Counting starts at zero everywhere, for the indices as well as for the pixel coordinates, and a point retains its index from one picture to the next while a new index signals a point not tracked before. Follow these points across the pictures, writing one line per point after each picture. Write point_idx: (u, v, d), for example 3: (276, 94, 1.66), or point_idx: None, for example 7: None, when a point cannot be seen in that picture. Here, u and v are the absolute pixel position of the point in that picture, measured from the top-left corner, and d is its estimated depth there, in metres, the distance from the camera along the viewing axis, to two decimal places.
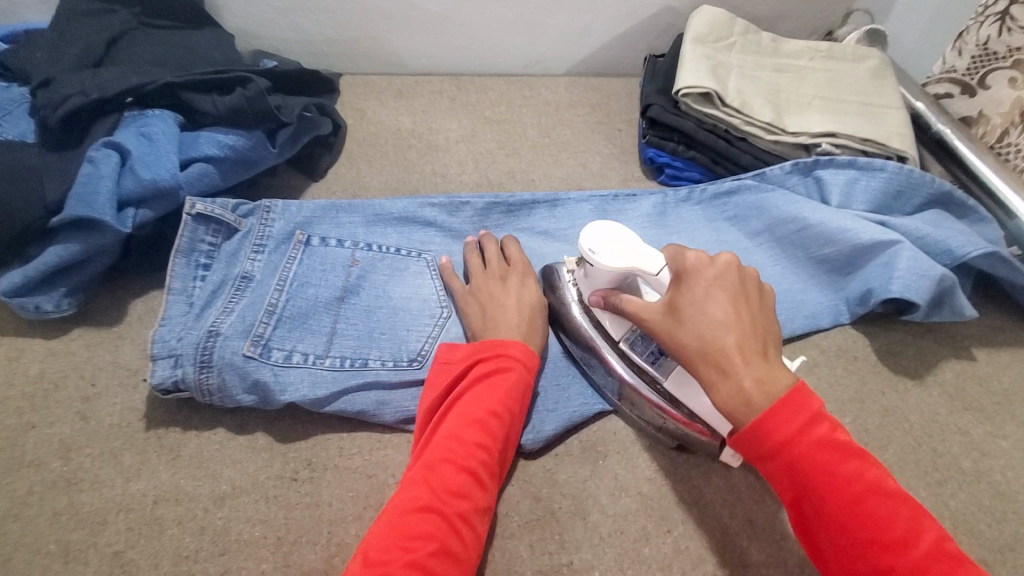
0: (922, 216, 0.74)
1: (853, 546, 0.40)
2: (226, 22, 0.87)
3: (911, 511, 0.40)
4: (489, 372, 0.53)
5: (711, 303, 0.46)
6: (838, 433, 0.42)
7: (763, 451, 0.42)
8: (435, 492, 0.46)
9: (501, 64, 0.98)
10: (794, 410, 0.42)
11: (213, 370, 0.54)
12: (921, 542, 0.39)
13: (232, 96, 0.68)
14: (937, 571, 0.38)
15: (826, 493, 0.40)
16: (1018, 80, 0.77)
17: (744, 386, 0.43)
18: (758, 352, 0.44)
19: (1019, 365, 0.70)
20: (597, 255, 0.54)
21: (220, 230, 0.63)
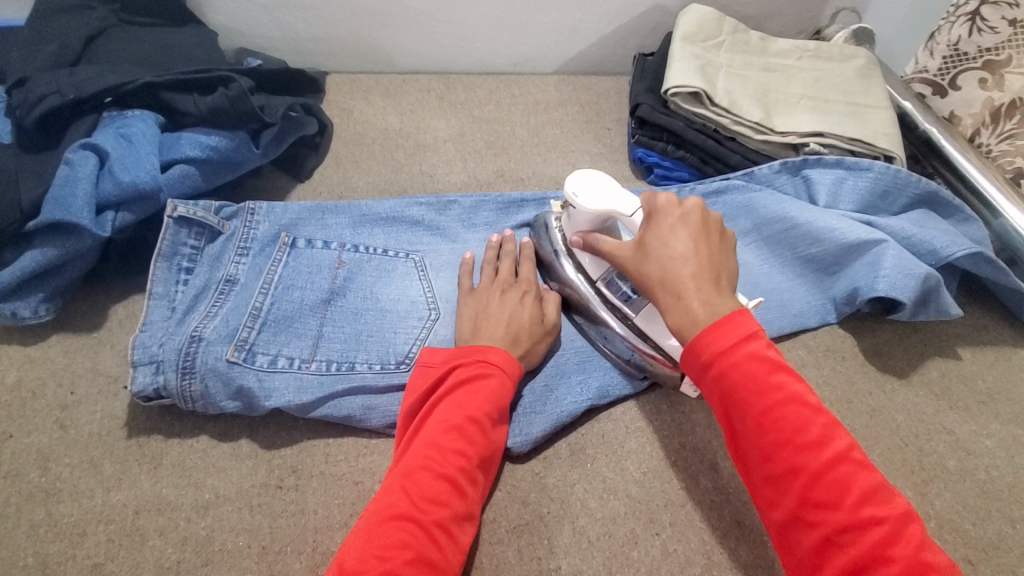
0: (908, 216, 0.74)
1: (771, 448, 0.42)
2: (209, 19, 0.86)
3: (826, 421, 0.43)
4: (469, 379, 0.52)
5: (673, 237, 0.51)
6: (769, 351, 0.44)
7: (701, 360, 0.45)
8: (413, 500, 0.45)
9: (490, 61, 0.97)
10: (732, 326, 0.45)
11: (196, 377, 0.53)
12: (832, 446, 0.41)
13: (214, 96, 0.67)
14: (841, 472, 0.40)
15: (753, 399, 0.43)
16: (987, 81, 0.80)
17: (692, 306, 0.47)
18: (710, 282, 0.48)
19: (1003, 364, 0.70)
20: (579, 198, 0.59)
21: (202, 233, 0.62)
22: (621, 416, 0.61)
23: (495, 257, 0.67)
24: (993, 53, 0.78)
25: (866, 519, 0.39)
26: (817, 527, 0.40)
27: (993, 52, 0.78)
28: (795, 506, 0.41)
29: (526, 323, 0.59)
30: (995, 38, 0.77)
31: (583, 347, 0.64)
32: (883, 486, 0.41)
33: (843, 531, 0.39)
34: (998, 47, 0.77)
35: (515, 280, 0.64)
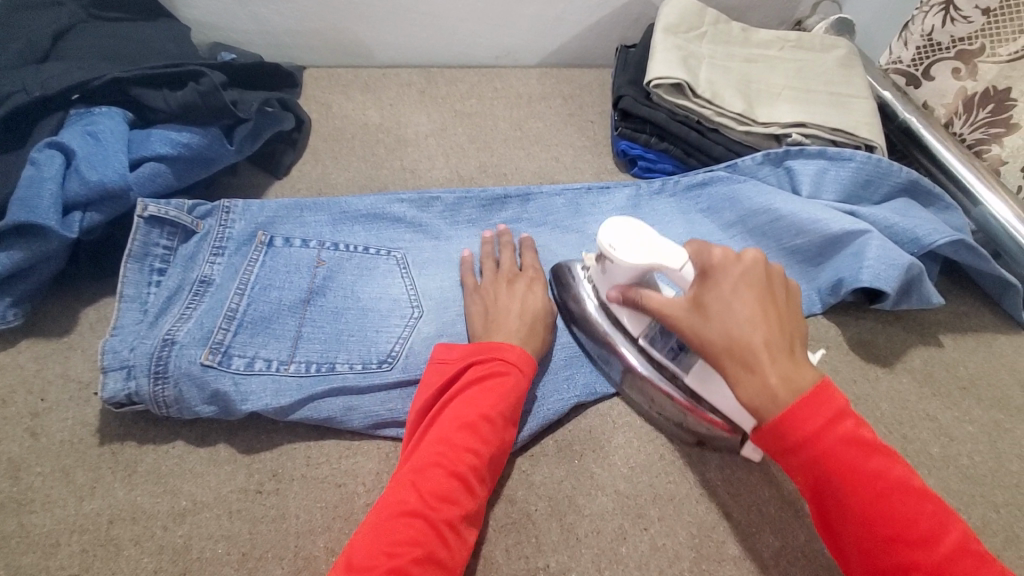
0: (890, 205, 0.74)
1: (880, 543, 0.40)
2: (182, 13, 0.84)
3: (934, 509, 0.40)
4: (484, 376, 0.52)
5: (739, 300, 0.46)
6: (863, 431, 0.42)
7: (788, 444, 0.43)
8: (423, 496, 0.45)
9: (471, 55, 0.96)
10: (822, 404, 0.42)
11: (169, 382, 0.51)
12: (947, 540, 0.39)
13: (185, 92, 0.65)
14: (961, 567, 0.38)
15: (851, 488, 0.41)
16: (961, 71, 0.80)
17: (769, 381, 0.43)
18: (785, 350, 0.45)
19: (984, 350, 0.71)
20: (616, 251, 0.53)
21: (175, 233, 0.60)
22: (608, 411, 0.60)
23: (493, 249, 0.67)
24: (966, 43, 0.78)
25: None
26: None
27: (966, 41, 0.77)
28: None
29: (539, 314, 0.60)
30: (967, 28, 0.77)
31: (570, 344, 0.64)
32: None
33: None
34: (970, 37, 0.77)
35: (518, 270, 0.65)
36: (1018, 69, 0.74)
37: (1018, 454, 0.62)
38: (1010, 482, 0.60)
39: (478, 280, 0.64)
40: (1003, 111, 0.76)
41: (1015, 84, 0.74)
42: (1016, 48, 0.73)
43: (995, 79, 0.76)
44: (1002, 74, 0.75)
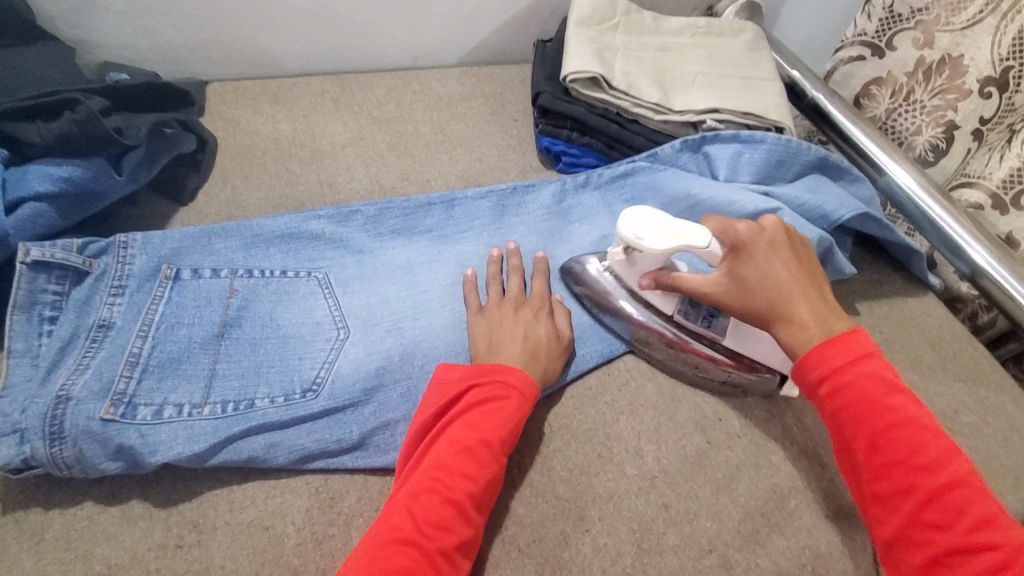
0: (802, 183, 0.77)
1: (885, 466, 0.46)
2: (62, 32, 0.77)
3: (943, 447, 0.45)
4: (485, 400, 0.52)
5: (769, 263, 0.55)
6: (890, 374, 0.48)
7: (813, 377, 0.50)
8: (418, 523, 0.45)
9: (385, 58, 0.93)
10: (849, 346, 0.49)
11: (66, 442, 0.47)
12: (949, 472, 0.44)
13: (59, 122, 0.59)
14: (956, 497, 0.43)
15: (867, 417, 0.47)
16: (919, 40, 0.78)
17: (808, 327, 0.52)
18: (819, 300, 0.53)
19: (896, 314, 0.75)
20: (642, 241, 0.58)
21: (65, 276, 0.56)
22: (545, 415, 0.60)
23: (499, 272, 0.66)
24: (923, 13, 0.77)
25: (977, 542, 0.41)
26: (924, 547, 0.42)
27: (924, 12, 0.77)
28: (904, 526, 0.44)
29: (544, 339, 0.59)
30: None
31: None
32: (1002, 516, 0.42)
33: (950, 552, 0.41)
34: (929, 7, 0.76)
35: (525, 298, 0.64)
36: (970, 36, 0.73)
37: (931, 411, 0.66)
38: None
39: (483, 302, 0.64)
40: (957, 77, 0.75)
41: (966, 51, 0.74)
42: (969, 16, 0.72)
43: (948, 47, 0.75)
44: (954, 42, 0.74)
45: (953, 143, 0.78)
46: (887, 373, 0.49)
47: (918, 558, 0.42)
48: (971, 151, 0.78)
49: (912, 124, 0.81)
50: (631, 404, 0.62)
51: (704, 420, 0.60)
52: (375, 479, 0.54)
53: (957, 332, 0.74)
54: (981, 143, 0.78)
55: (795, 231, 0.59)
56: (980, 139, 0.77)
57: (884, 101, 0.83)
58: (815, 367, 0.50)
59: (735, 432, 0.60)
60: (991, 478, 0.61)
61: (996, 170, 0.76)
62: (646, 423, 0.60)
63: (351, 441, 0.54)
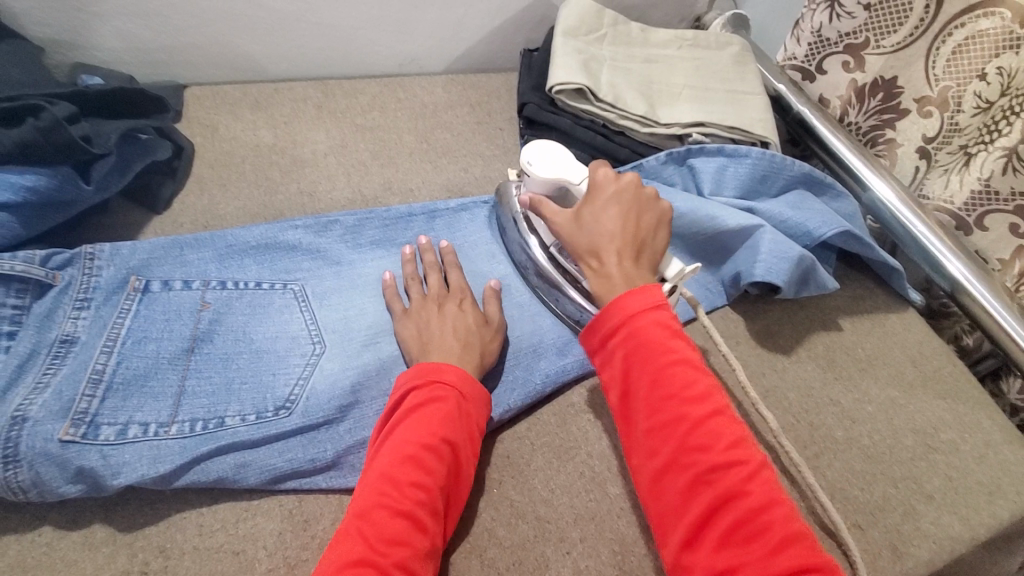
0: (785, 199, 0.77)
1: (660, 401, 0.46)
2: (30, 32, 0.75)
3: (709, 382, 0.48)
4: (422, 404, 0.51)
5: (605, 215, 0.56)
6: (672, 321, 0.49)
7: (609, 328, 0.50)
8: (371, 541, 0.44)
9: (370, 65, 0.91)
10: (644, 296, 0.50)
11: (21, 465, 0.45)
12: (712, 403, 0.46)
13: (21, 128, 0.57)
14: (715, 423, 0.45)
15: (647, 360, 0.47)
16: (850, 63, 0.81)
17: (610, 273, 0.53)
18: (630, 255, 0.54)
19: (878, 330, 0.75)
20: (534, 167, 0.64)
21: (25, 289, 0.54)
22: (527, 433, 0.59)
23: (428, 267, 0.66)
24: (852, 37, 0.79)
25: (733, 462, 0.43)
26: (688, 470, 0.44)
27: (852, 36, 0.79)
28: (674, 453, 0.45)
29: (473, 326, 0.59)
30: (851, 23, 0.78)
31: None
32: (747, 438, 0.46)
33: (710, 471, 0.43)
34: (855, 32, 0.78)
35: (446, 291, 0.63)
36: (902, 59, 0.75)
37: (911, 428, 0.66)
38: (905, 456, 0.64)
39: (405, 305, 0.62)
40: (891, 99, 0.78)
41: (901, 73, 0.76)
42: (898, 39, 0.74)
43: (883, 69, 0.78)
44: (887, 65, 0.77)
45: (899, 159, 0.80)
46: (673, 322, 0.50)
47: (683, 481, 0.44)
48: (921, 172, 0.78)
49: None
50: (614, 420, 0.61)
51: None
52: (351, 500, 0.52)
53: (936, 348, 0.74)
54: (932, 163, 0.77)
55: (650, 191, 0.59)
56: (928, 158, 0.77)
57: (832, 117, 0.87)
58: (614, 316, 0.50)
59: None
60: (967, 496, 0.62)
61: (957, 192, 0.73)
62: None
63: (325, 460, 0.53)
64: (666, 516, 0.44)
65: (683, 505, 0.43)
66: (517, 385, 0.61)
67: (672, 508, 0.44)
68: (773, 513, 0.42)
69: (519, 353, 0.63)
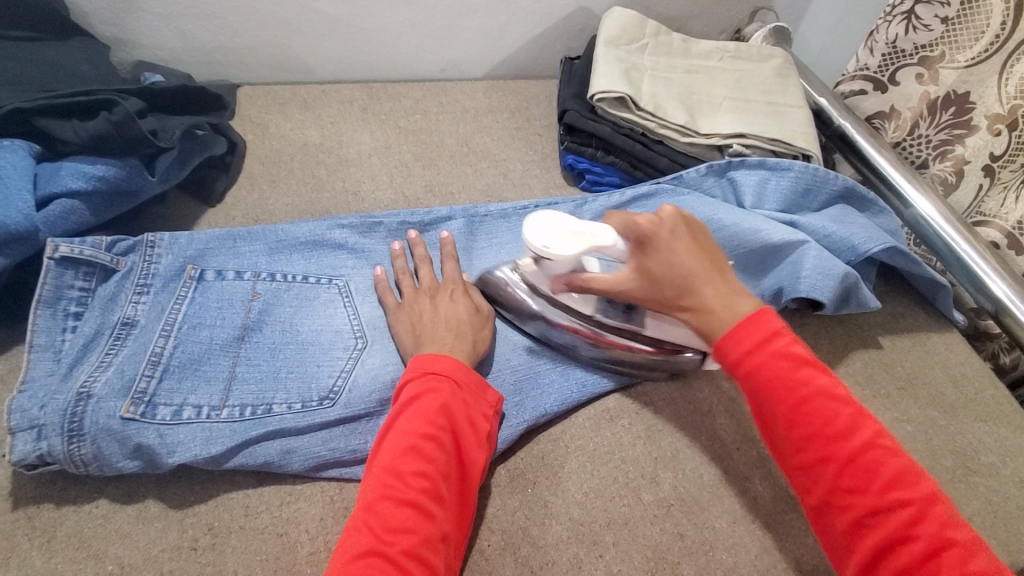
0: (827, 213, 0.77)
1: (803, 440, 0.46)
2: (97, 30, 0.78)
3: (854, 411, 0.46)
4: (415, 397, 0.52)
5: (676, 255, 0.54)
6: (797, 347, 0.48)
7: (728, 361, 0.49)
8: (376, 532, 0.45)
9: (414, 69, 0.94)
10: (759, 325, 0.48)
11: (85, 439, 0.48)
12: (862, 436, 0.45)
13: (96, 122, 0.60)
14: (870, 459, 0.44)
15: (782, 398, 0.47)
16: (924, 76, 0.78)
17: (719, 316, 0.51)
18: (722, 284, 0.52)
19: (919, 349, 0.74)
20: (553, 251, 0.57)
21: (92, 273, 0.56)
22: (561, 435, 0.60)
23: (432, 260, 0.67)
24: (928, 49, 0.76)
25: (893, 502, 0.43)
26: (848, 512, 0.44)
27: (928, 49, 0.76)
28: (830, 494, 0.45)
29: (465, 317, 0.59)
30: (929, 35, 0.76)
31: (519, 367, 0.63)
32: (911, 468, 0.44)
33: (871, 515, 0.43)
34: (932, 44, 0.76)
35: (440, 284, 0.64)
36: (976, 74, 0.73)
37: (951, 450, 0.65)
38: (945, 478, 0.63)
39: (398, 299, 0.63)
40: (964, 114, 0.76)
41: (974, 88, 0.74)
42: (974, 55, 0.72)
43: (954, 84, 0.75)
44: (960, 79, 0.75)
45: (964, 177, 0.78)
46: (798, 347, 0.49)
47: (843, 521, 0.44)
48: (983, 189, 0.78)
49: (920, 156, 0.83)
50: (649, 427, 0.61)
51: (723, 446, 0.60)
52: None
53: (979, 370, 0.72)
54: (994, 181, 0.76)
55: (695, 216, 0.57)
56: (992, 175, 0.76)
57: (890, 133, 0.85)
58: (730, 351, 0.49)
59: (753, 463, 0.59)
60: (1010, 523, 0.60)
61: (1013, 210, 0.75)
62: (664, 449, 0.59)
63: (365, 452, 0.54)
64: (835, 550, 0.45)
65: (850, 543, 0.44)
66: (554, 388, 0.62)
67: (840, 546, 0.45)
68: (945, 553, 0.41)
69: (556, 356, 0.64)
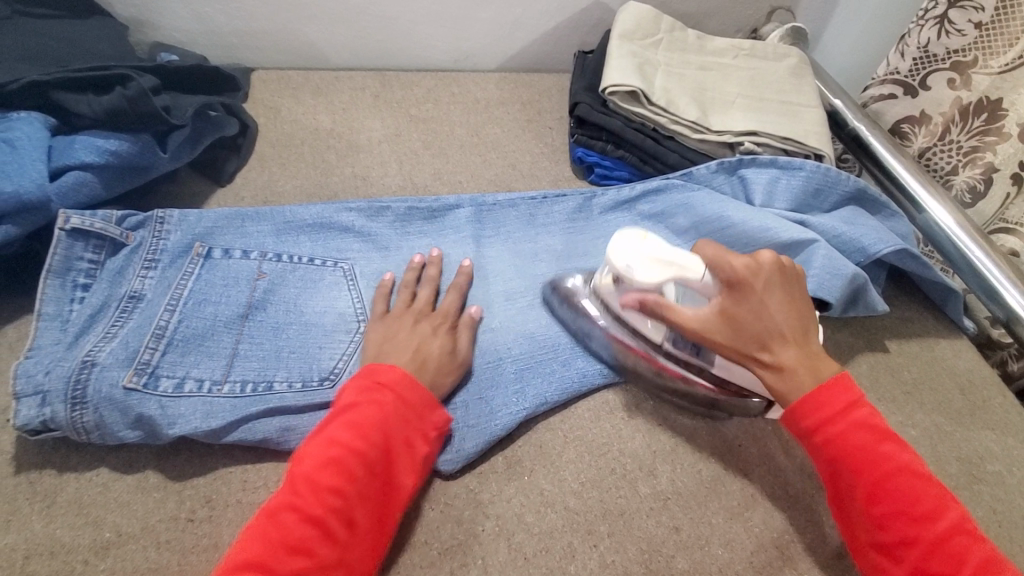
0: (838, 214, 0.76)
1: (886, 517, 0.46)
2: (117, 10, 0.79)
3: (938, 492, 0.47)
4: (353, 407, 0.49)
5: (767, 304, 0.53)
6: (877, 419, 0.50)
7: (807, 425, 0.50)
8: (272, 545, 0.42)
9: (426, 58, 0.94)
10: (841, 394, 0.50)
11: (88, 407, 0.48)
12: (948, 519, 0.45)
13: (110, 96, 0.61)
14: (958, 543, 0.44)
15: (865, 468, 0.48)
16: (956, 81, 0.76)
17: (802, 379, 0.52)
18: (803, 347, 0.53)
19: (926, 355, 0.73)
20: (635, 271, 0.56)
21: (101, 246, 0.57)
22: (558, 423, 0.60)
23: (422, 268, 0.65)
24: (960, 55, 0.74)
25: None
26: None
27: (960, 54, 0.74)
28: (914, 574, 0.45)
29: (436, 354, 0.56)
30: (961, 40, 0.74)
31: (520, 355, 0.63)
32: (996, 560, 0.44)
33: None
34: (966, 49, 0.74)
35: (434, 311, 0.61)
36: (1010, 80, 0.72)
37: (957, 456, 0.64)
38: (948, 484, 0.62)
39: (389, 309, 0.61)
40: (996, 121, 0.74)
41: (1007, 95, 0.73)
42: (1008, 61, 0.71)
43: (988, 89, 0.74)
44: (993, 85, 0.73)
45: (992, 185, 0.77)
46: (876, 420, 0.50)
47: None
48: (1010, 198, 0.76)
49: (948, 163, 0.82)
50: (648, 421, 0.60)
51: (723, 443, 0.59)
52: None
53: (988, 378, 0.71)
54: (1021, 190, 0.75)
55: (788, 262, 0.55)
56: (1020, 184, 0.75)
57: (920, 140, 0.83)
58: (809, 415, 0.50)
59: (752, 460, 0.58)
60: (1013, 532, 0.59)
61: None
62: (663, 443, 0.59)
63: None
64: None
65: None
66: (555, 378, 0.61)
67: None
68: None
69: (558, 347, 0.64)
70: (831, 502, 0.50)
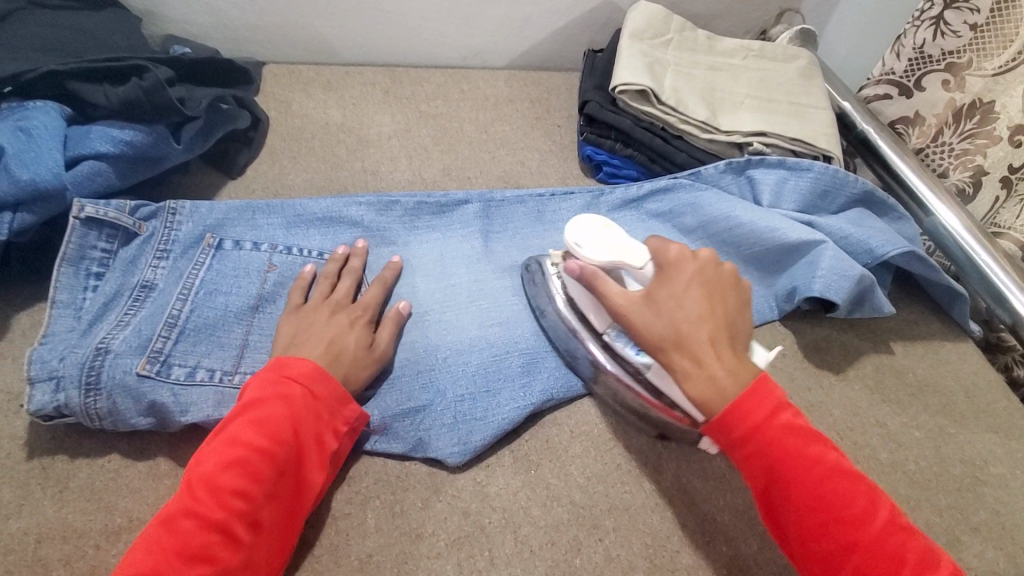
0: (846, 215, 0.76)
1: (819, 527, 0.43)
2: (131, 2, 0.80)
3: (866, 488, 0.45)
4: (258, 404, 0.47)
5: (687, 297, 0.51)
6: (799, 420, 0.47)
7: (736, 434, 0.46)
8: (170, 554, 0.41)
9: (436, 54, 0.94)
10: (762, 397, 0.47)
11: (102, 394, 0.49)
12: (881, 517, 0.43)
13: (126, 87, 0.61)
14: (892, 543, 0.43)
15: (797, 477, 0.44)
16: (950, 83, 0.76)
17: (717, 378, 0.48)
18: (725, 348, 0.50)
19: (932, 357, 0.73)
20: (582, 248, 0.58)
21: (115, 235, 0.58)
22: (564, 418, 0.60)
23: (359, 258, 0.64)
24: (954, 57, 0.75)
25: None
26: None
27: (954, 56, 0.75)
28: None
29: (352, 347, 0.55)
30: (957, 41, 0.74)
31: (527, 350, 0.63)
32: (930, 551, 0.43)
33: None
34: (960, 50, 0.74)
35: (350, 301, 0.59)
36: (1001, 83, 0.72)
37: (961, 458, 0.64)
38: (951, 486, 0.62)
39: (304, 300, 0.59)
40: (987, 123, 0.74)
41: (999, 97, 0.73)
42: (1001, 63, 0.71)
43: (980, 92, 0.74)
44: (986, 88, 0.73)
45: (982, 189, 0.78)
46: (797, 419, 0.47)
47: None
48: (999, 202, 0.77)
49: (941, 165, 0.81)
50: None
51: None
52: (393, 464, 0.55)
53: (992, 381, 0.71)
54: (1011, 193, 0.75)
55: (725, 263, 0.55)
56: (1009, 188, 0.75)
57: (914, 140, 0.84)
58: (736, 425, 0.46)
59: None
60: (1015, 534, 0.59)
61: None
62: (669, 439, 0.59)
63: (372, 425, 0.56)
64: None
65: None
66: (563, 374, 0.62)
67: None
68: None
69: None
70: (760, 513, 0.47)
